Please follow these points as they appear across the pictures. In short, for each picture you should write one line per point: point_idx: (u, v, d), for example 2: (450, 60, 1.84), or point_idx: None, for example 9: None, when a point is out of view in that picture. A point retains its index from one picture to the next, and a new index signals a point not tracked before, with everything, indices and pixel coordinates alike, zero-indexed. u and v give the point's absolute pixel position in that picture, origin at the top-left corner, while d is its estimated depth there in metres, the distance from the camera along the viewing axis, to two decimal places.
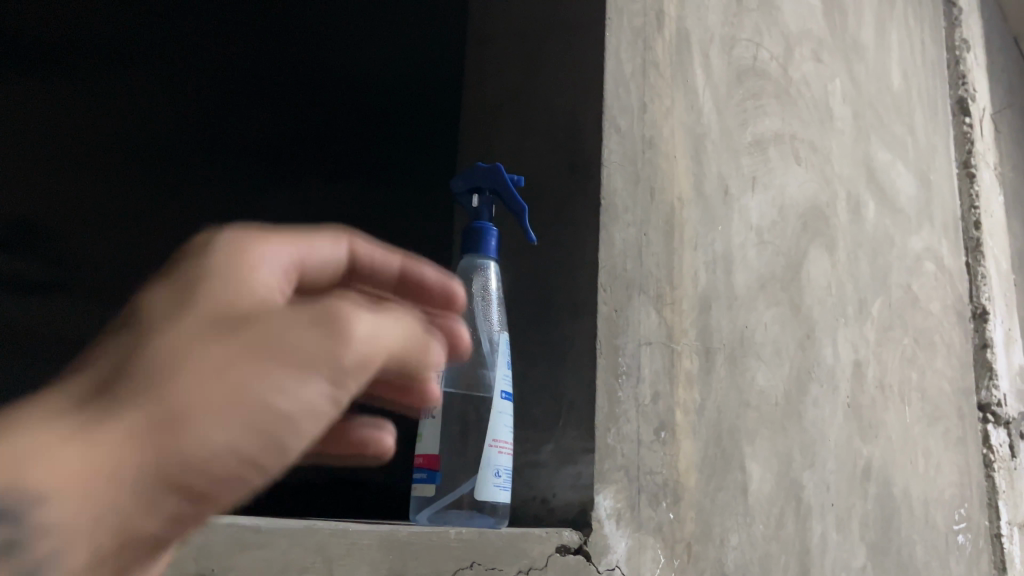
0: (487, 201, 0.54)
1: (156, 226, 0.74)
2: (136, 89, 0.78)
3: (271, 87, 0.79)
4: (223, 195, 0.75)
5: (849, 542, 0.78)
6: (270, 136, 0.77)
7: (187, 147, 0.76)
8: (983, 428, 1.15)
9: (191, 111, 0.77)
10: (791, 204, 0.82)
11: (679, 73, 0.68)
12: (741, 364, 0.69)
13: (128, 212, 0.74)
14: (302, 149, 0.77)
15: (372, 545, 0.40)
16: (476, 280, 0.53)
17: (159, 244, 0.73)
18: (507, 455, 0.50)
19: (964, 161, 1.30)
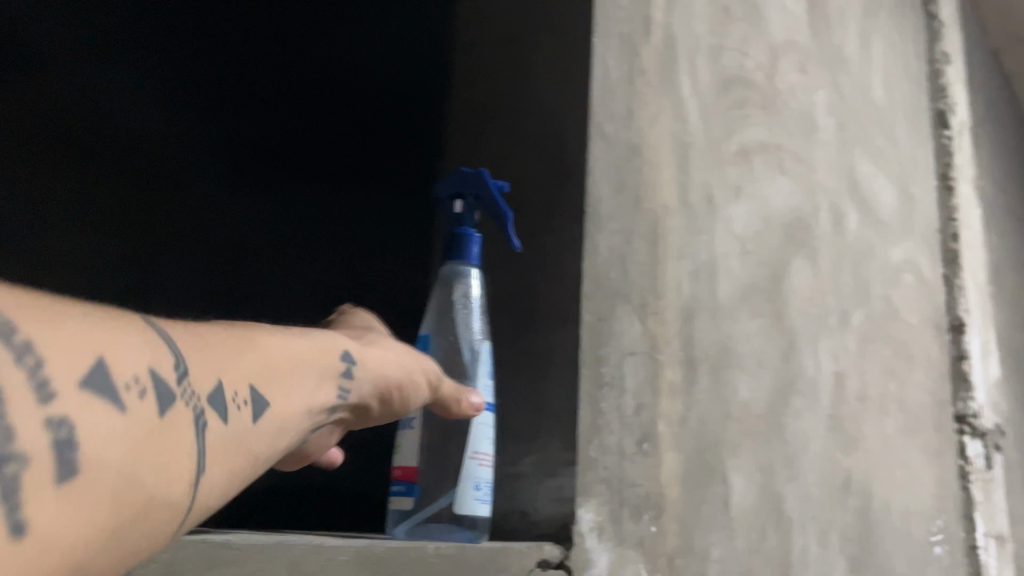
0: (470, 207, 0.53)
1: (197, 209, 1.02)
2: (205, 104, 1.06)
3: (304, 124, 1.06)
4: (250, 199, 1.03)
5: (829, 555, 0.77)
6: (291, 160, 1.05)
7: (235, 155, 1.05)
8: (960, 439, 1.15)
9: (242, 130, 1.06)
10: (776, 214, 0.81)
11: (666, 82, 0.67)
12: (724, 375, 0.68)
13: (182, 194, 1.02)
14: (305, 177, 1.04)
15: (348, 561, 0.43)
16: (458, 288, 0.52)
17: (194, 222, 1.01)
18: (487, 470, 0.49)
19: (944, 173, 1.31)
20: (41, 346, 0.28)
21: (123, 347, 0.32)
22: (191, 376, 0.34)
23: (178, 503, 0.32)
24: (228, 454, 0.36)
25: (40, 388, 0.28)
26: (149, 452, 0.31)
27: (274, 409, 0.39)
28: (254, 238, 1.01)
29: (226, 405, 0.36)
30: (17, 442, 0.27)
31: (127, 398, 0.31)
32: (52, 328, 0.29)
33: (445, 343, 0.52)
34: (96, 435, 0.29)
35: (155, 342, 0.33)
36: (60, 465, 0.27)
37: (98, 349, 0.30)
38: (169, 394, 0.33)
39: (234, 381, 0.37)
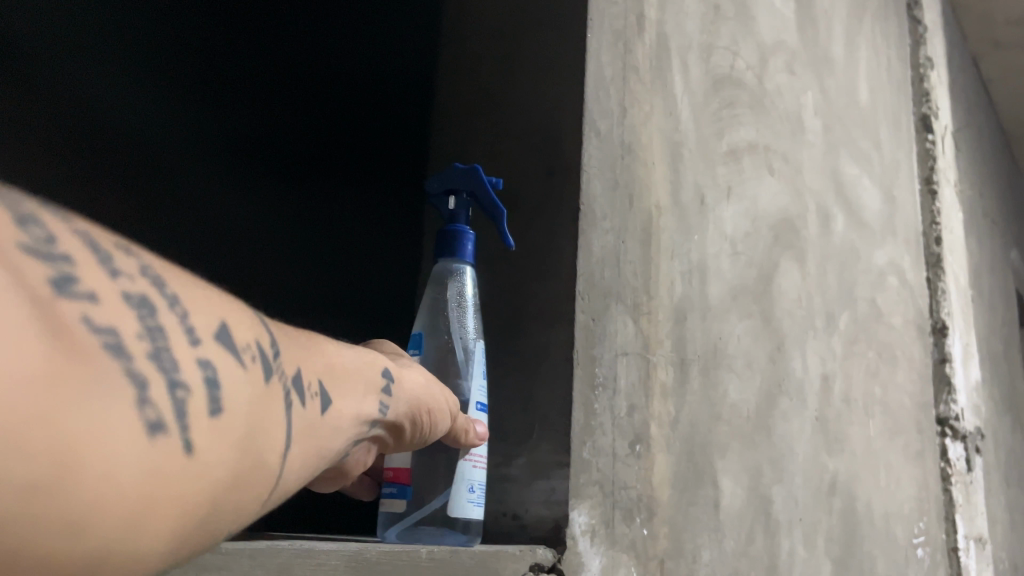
0: (464, 203, 0.52)
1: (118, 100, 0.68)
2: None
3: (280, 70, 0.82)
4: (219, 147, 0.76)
5: (815, 557, 0.77)
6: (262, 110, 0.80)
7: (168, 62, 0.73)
8: (941, 441, 1.16)
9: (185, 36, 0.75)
10: (764, 215, 0.81)
11: (658, 79, 0.67)
12: (714, 376, 0.67)
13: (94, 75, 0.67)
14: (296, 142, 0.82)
15: (339, 566, 0.38)
16: (452, 285, 0.52)
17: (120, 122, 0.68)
18: (482, 470, 0.48)
19: (926, 177, 1.31)
20: (184, 297, 0.26)
21: (238, 317, 0.29)
22: (283, 357, 0.30)
23: (273, 472, 0.28)
24: (306, 444, 0.31)
25: (189, 330, 0.25)
26: (261, 419, 0.28)
27: (337, 407, 0.34)
28: (259, 225, 0.77)
29: (304, 394, 0.31)
30: (178, 369, 0.24)
31: (246, 359, 0.28)
32: (186, 283, 0.27)
33: (437, 342, 0.51)
34: (230, 386, 0.26)
35: (255, 323, 0.30)
36: (209, 400, 0.25)
37: (223, 314, 0.28)
38: (271, 367, 0.29)
39: (306, 372, 0.32)
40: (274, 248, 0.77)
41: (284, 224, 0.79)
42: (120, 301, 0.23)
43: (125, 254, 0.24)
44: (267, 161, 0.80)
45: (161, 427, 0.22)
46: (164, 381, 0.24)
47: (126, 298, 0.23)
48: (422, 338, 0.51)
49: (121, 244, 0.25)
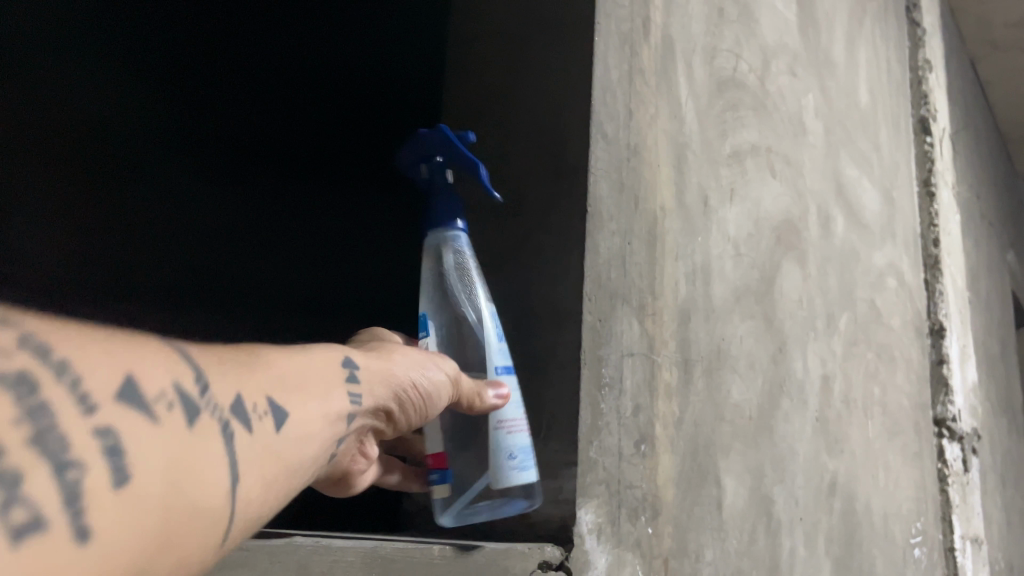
0: (439, 168, 0.55)
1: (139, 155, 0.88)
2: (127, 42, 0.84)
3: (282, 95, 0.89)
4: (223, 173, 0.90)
5: (815, 557, 0.77)
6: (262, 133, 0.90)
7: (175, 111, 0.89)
8: (938, 442, 1.17)
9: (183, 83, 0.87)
10: (766, 217, 0.81)
11: (663, 81, 0.67)
12: (717, 376, 0.68)
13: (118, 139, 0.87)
14: (293, 156, 0.91)
15: None
16: (449, 256, 0.53)
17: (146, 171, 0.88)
18: (522, 434, 0.49)
19: (924, 179, 1.32)
20: (75, 359, 0.26)
21: (148, 362, 0.29)
22: (214, 391, 0.31)
23: (214, 515, 0.29)
24: (264, 466, 0.33)
25: (84, 399, 0.25)
26: (186, 465, 0.28)
27: (297, 420, 0.36)
28: (241, 244, 0.88)
29: (250, 417, 0.33)
30: (72, 449, 0.24)
31: (158, 410, 0.28)
32: (82, 340, 0.27)
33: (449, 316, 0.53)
34: (138, 444, 0.26)
35: (171, 361, 0.30)
36: (115, 471, 0.25)
37: (127, 364, 0.28)
38: (195, 406, 0.30)
39: (253, 394, 0.34)
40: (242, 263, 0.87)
41: (264, 242, 0.88)
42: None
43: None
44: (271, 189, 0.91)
45: (41, 521, 0.23)
46: (50, 467, 0.24)
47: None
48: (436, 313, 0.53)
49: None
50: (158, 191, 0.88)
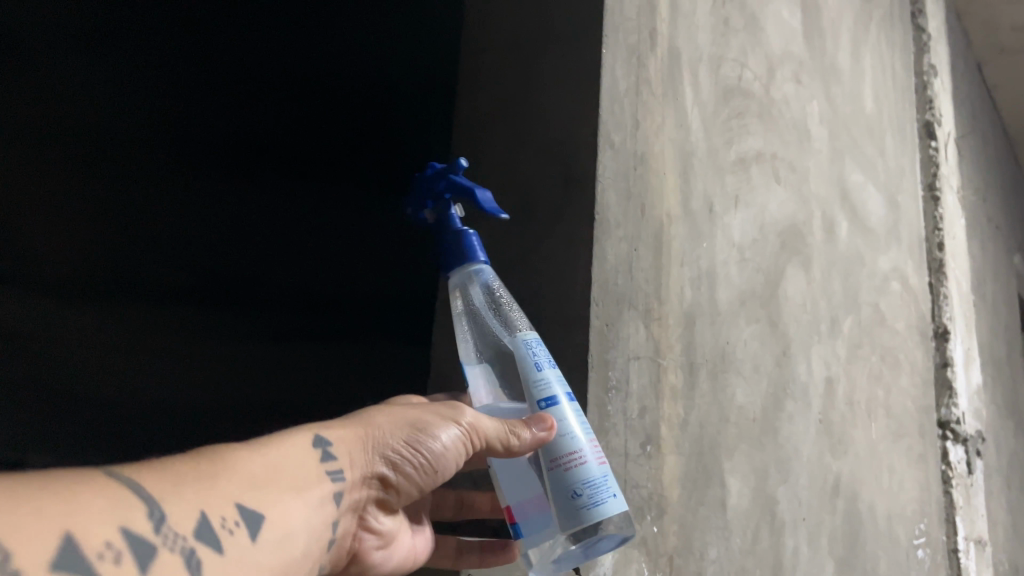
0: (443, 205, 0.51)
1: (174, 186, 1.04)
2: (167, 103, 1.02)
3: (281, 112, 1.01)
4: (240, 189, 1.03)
5: (819, 557, 0.79)
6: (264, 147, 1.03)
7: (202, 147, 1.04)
8: (942, 444, 1.18)
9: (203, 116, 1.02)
10: (771, 222, 0.83)
11: (669, 91, 0.69)
12: (722, 379, 0.69)
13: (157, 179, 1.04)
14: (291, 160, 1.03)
15: None
16: (472, 295, 0.50)
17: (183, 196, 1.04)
18: (596, 457, 0.44)
19: (929, 183, 1.33)
20: (5, 538, 0.27)
21: (85, 516, 0.30)
22: (171, 520, 0.33)
23: None
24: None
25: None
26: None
27: (273, 519, 0.38)
28: (252, 256, 1.02)
29: (217, 536, 0.34)
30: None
31: (100, 568, 0.29)
32: (10, 512, 0.27)
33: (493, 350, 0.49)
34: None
35: (124, 503, 0.31)
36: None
37: (65, 522, 0.29)
38: (147, 548, 0.31)
39: (221, 506, 0.35)
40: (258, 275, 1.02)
41: (270, 251, 1.02)
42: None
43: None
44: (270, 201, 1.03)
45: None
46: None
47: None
48: (478, 357, 0.50)
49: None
50: (191, 213, 1.04)
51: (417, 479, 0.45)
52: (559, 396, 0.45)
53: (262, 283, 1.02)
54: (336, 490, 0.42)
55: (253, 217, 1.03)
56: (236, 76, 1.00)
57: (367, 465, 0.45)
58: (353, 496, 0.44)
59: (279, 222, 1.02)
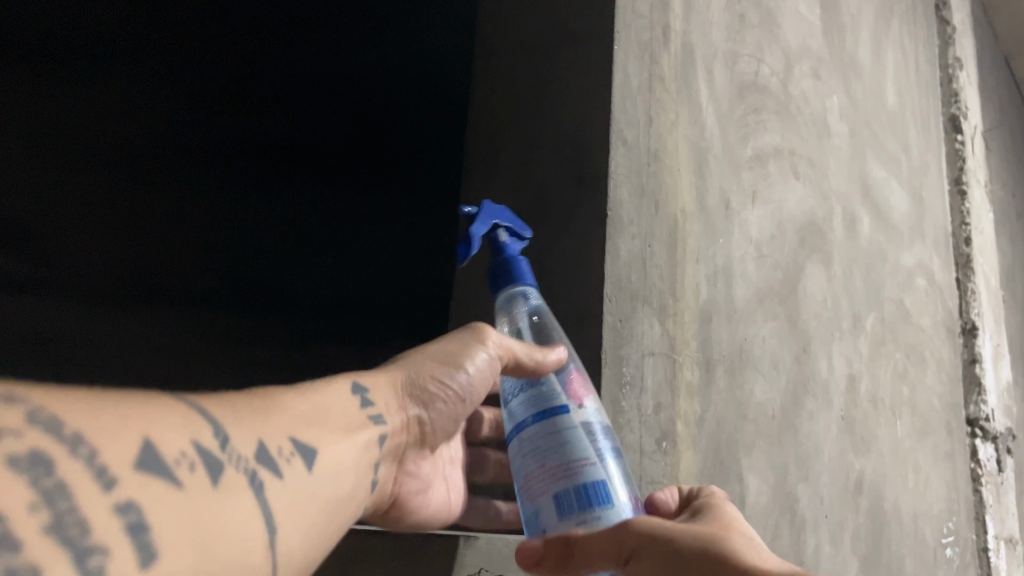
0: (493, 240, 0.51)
1: (162, 196, 1.05)
2: (162, 117, 1.02)
3: (282, 117, 0.99)
4: (244, 195, 1.03)
5: (842, 554, 0.78)
6: (270, 140, 1.00)
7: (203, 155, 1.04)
8: (971, 442, 1.16)
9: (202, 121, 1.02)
10: (790, 218, 0.83)
11: (684, 88, 0.69)
12: (740, 376, 0.69)
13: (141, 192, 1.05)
14: (292, 172, 1.00)
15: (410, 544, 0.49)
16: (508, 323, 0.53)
17: (180, 205, 1.05)
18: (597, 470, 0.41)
19: (956, 178, 1.32)
20: (90, 436, 0.28)
21: (161, 427, 0.32)
22: (235, 443, 0.34)
23: (262, 560, 0.32)
24: (300, 508, 0.36)
25: (100, 474, 0.28)
26: (216, 521, 0.31)
27: (329, 456, 0.39)
28: (267, 252, 1.01)
29: (277, 462, 0.36)
30: (93, 532, 0.26)
31: (179, 473, 0.30)
32: (94, 415, 0.29)
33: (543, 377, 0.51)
34: (160, 510, 0.29)
35: (192, 422, 0.33)
36: (137, 548, 0.27)
37: (142, 430, 0.31)
38: (217, 463, 0.33)
39: (277, 438, 0.37)
40: (279, 270, 1.01)
41: (294, 246, 1.00)
42: (7, 470, 0.26)
43: (7, 412, 0.27)
44: (288, 193, 1.01)
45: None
46: (72, 552, 0.25)
47: (13, 464, 0.26)
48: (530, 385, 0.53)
49: (3, 397, 0.28)
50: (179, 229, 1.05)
51: (449, 412, 0.48)
52: (531, 420, 0.44)
53: (271, 283, 1.01)
54: (380, 431, 0.44)
55: (258, 203, 1.02)
56: (252, 88, 0.99)
57: (405, 406, 0.47)
58: (395, 439, 0.46)
59: (292, 213, 1.01)
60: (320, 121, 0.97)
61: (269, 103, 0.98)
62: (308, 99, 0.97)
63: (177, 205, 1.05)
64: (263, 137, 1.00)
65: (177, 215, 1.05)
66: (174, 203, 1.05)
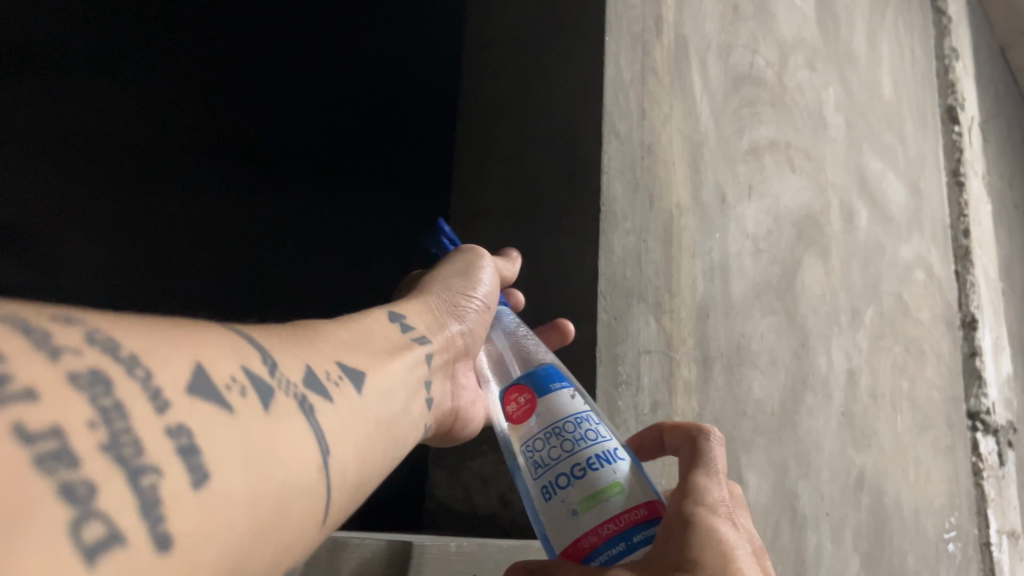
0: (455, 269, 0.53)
1: (194, 170, 1.15)
2: (210, 104, 1.18)
3: (317, 109, 1.17)
4: (278, 169, 1.16)
5: (843, 552, 0.77)
6: (305, 128, 1.17)
7: (240, 135, 1.17)
8: (972, 436, 1.15)
9: (241, 109, 1.18)
10: (787, 211, 0.81)
11: (677, 80, 0.68)
12: (738, 373, 0.68)
13: (180, 163, 1.16)
14: (320, 149, 1.17)
15: (433, 555, 0.49)
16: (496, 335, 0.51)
17: (210, 176, 1.15)
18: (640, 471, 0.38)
19: (953, 169, 1.31)
20: (145, 355, 0.24)
21: (209, 350, 0.28)
22: (283, 368, 0.32)
23: (317, 491, 0.30)
24: (352, 435, 0.34)
25: (156, 395, 0.24)
26: (268, 445, 0.27)
27: (375, 379, 0.38)
28: (260, 231, 1.10)
29: (325, 386, 0.33)
30: (148, 455, 0.22)
31: (231, 398, 0.27)
32: (142, 336, 0.25)
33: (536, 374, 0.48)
34: (213, 435, 0.25)
35: (238, 347, 0.30)
36: (190, 470, 0.23)
37: (192, 352, 0.27)
38: (268, 388, 0.30)
39: (321, 363, 0.35)
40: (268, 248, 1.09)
41: (295, 222, 1.12)
42: (67, 386, 0.21)
43: (65, 326, 0.23)
44: (287, 188, 1.14)
45: (119, 532, 0.20)
46: (126, 473, 0.21)
47: (74, 382, 0.21)
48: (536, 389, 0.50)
49: (60, 314, 0.23)
50: (204, 194, 1.14)
51: (478, 321, 0.49)
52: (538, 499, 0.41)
53: (273, 264, 1.08)
54: (426, 349, 0.44)
55: (290, 178, 1.15)
56: (289, 84, 1.18)
57: (445, 324, 0.47)
58: (442, 355, 0.46)
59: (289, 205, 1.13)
60: (348, 112, 1.17)
61: (307, 96, 1.18)
62: (340, 96, 1.17)
63: (208, 175, 1.15)
64: (300, 123, 1.17)
65: (210, 179, 1.15)
66: (204, 175, 1.15)
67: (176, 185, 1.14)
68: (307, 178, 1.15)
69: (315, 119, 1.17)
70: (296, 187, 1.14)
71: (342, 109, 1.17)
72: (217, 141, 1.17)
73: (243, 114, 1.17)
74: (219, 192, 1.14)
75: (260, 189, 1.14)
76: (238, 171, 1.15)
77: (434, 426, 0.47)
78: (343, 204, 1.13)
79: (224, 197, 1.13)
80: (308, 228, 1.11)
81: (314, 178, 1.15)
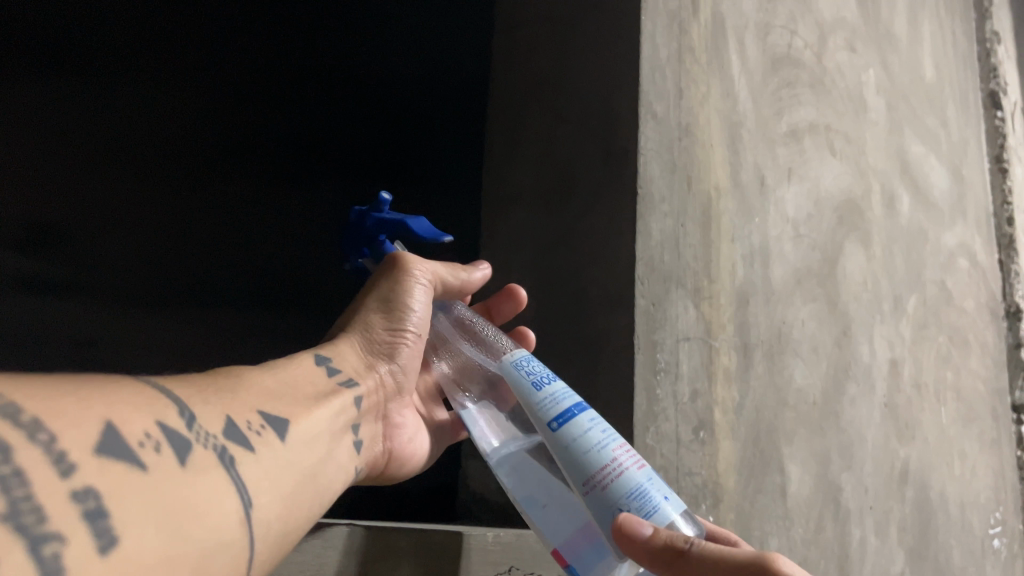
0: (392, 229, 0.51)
1: (125, 171, 0.93)
2: (143, 88, 0.94)
3: (295, 98, 0.99)
4: (237, 175, 0.97)
5: (887, 547, 0.74)
6: (281, 119, 0.98)
7: (190, 131, 0.96)
8: (1017, 429, 1.12)
9: (192, 99, 0.96)
10: (827, 196, 0.79)
11: (714, 59, 0.66)
12: (779, 361, 0.66)
13: (105, 164, 0.93)
14: (299, 146, 0.99)
15: (468, 546, 0.48)
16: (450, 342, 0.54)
17: (148, 181, 0.94)
18: (633, 461, 0.39)
19: (996, 155, 1.26)
20: (50, 419, 0.25)
21: (123, 407, 0.29)
22: (203, 421, 0.33)
23: (240, 544, 0.31)
24: (273, 482, 0.35)
25: (60, 460, 0.25)
26: (185, 503, 0.28)
27: (298, 423, 0.39)
28: (250, 242, 0.96)
29: (247, 438, 0.34)
30: (50, 522, 0.24)
31: (145, 455, 0.28)
32: (53, 398, 0.26)
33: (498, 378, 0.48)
34: (123, 495, 0.26)
35: (155, 401, 0.31)
36: (97, 534, 0.24)
37: (105, 412, 0.28)
38: (185, 442, 0.31)
39: (243, 414, 0.36)
40: (286, 281, 0.95)
41: (261, 234, 0.96)
42: None
43: None
44: (253, 194, 0.97)
45: None
46: (25, 542, 0.23)
47: None
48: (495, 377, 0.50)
49: None
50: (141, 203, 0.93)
51: (414, 352, 0.50)
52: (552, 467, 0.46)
53: (250, 284, 0.94)
54: (353, 393, 0.45)
55: (254, 182, 0.98)
56: (255, 71, 0.97)
57: (369, 368, 0.48)
58: (372, 396, 0.47)
59: (287, 216, 0.98)
60: (334, 101, 1.00)
61: (280, 83, 0.98)
62: (322, 81, 0.99)
63: (146, 179, 0.94)
64: (273, 115, 0.98)
65: (149, 184, 0.94)
66: (140, 180, 0.94)
67: (98, 190, 0.92)
68: (280, 182, 0.98)
69: (294, 109, 0.99)
70: (263, 195, 0.98)
71: (326, 96, 1.00)
72: (155, 135, 0.95)
73: (197, 102, 0.96)
74: (165, 198, 0.94)
75: (218, 199, 0.96)
76: (188, 174, 0.96)
77: (368, 471, 0.48)
78: (320, 209, 0.98)
79: (171, 207, 0.94)
80: (286, 239, 0.97)
81: (287, 182, 0.98)
